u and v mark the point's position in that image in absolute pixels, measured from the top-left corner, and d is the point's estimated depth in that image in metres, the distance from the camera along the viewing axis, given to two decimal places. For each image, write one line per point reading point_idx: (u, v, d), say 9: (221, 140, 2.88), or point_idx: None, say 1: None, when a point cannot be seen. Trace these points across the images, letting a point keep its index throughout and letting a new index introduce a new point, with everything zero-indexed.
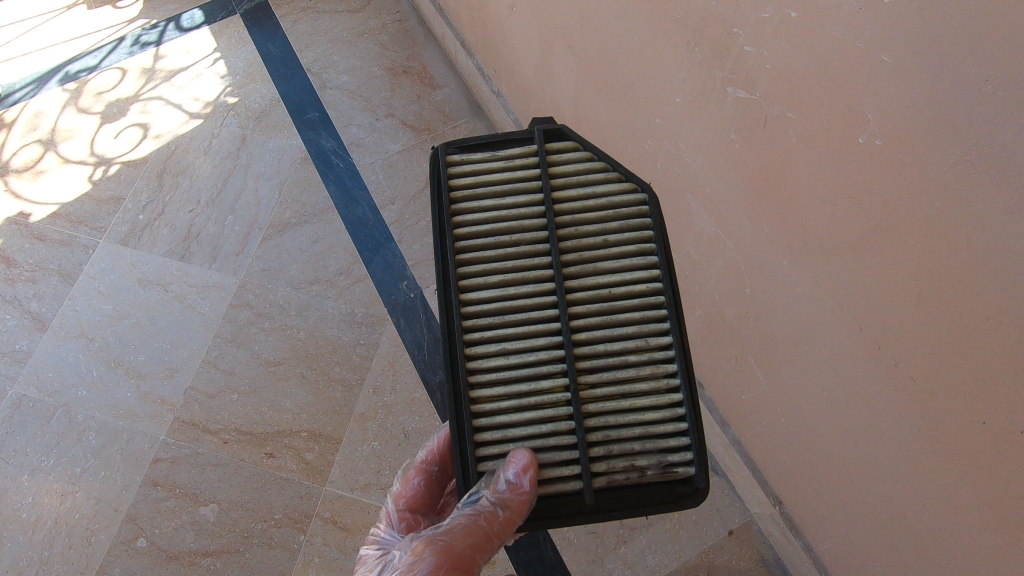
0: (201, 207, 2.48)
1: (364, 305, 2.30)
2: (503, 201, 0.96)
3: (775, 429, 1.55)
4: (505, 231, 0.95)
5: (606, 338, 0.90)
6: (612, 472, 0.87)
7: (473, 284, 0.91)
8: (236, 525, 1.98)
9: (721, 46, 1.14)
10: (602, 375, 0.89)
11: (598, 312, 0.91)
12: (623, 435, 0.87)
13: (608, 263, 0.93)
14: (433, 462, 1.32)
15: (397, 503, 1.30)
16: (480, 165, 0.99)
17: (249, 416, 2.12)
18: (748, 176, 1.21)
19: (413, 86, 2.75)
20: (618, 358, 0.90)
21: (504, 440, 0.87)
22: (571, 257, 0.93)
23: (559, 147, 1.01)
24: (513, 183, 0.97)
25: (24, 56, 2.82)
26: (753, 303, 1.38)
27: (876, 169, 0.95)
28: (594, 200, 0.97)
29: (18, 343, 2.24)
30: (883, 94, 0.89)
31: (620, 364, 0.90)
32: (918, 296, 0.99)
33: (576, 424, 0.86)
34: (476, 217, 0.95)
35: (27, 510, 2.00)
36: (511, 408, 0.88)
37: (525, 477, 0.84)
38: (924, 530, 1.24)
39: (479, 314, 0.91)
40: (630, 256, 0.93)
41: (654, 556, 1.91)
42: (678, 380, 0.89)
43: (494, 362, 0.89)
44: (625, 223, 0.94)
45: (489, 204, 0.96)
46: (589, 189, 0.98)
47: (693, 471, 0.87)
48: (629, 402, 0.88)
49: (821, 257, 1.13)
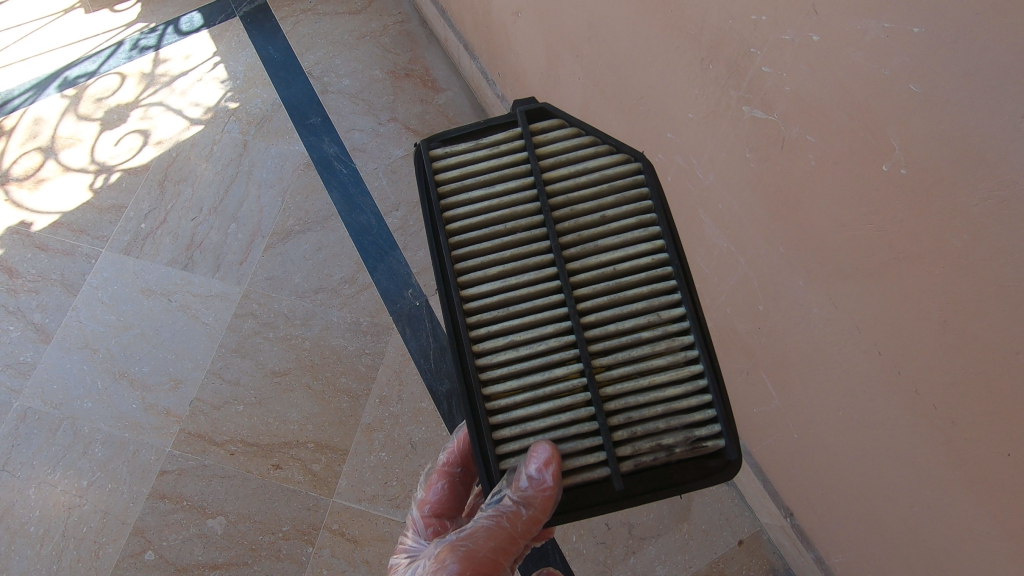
0: (204, 215, 2.46)
1: (369, 313, 2.29)
2: (494, 189, 0.92)
3: (787, 444, 1.54)
4: (500, 221, 0.92)
5: (615, 318, 0.87)
6: (640, 455, 0.84)
7: (473, 279, 0.88)
8: (244, 537, 1.97)
9: (737, 65, 1.12)
10: (614, 356, 0.86)
11: (605, 293, 0.88)
12: (645, 415, 0.84)
13: (609, 240, 0.90)
14: (456, 464, 1.28)
15: (422, 510, 1.27)
16: (464, 155, 0.95)
17: (255, 428, 2.11)
18: (764, 195, 1.19)
19: (415, 89, 2.72)
20: (630, 337, 0.86)
21: (524, 435, 0.85)
22: (572, 239, 0.90)
23: (543, 126, 0.97)
24: (503, 170, 0.93)
25: (22, 62, 2.79)
26: (766, 320, 1.36)
27: (900, 198, 0.93)
28: (587, 176, 0.93)
29: (22, 354, 2.23)
30: (908, 123, 0.87)
31: (632, 343, 0.86)
32: (940, 325, 0.96)
33: (595, 409, 0.84)
34: (468, 210, 0.91)
35: (35, 523, 2.00)
36: (526, 401, 0.85)
37: (548, 472, 0.81)
38: (941, 553, 1.22)
39: (481, 308, 0.87)
40: (633, 230, 0.90)
41: (664, 566, 1.90)
42: (695, 351, 0.86)
43: (502, 356, 0.85)
44: (626, 196, 0.90)
45: (481, 196, 0.92)
46: (581, 165, 0.94)
47: (723, 442, 0.84)
48: (647, 379, 0.85)
49: (839, 280, 1.11)
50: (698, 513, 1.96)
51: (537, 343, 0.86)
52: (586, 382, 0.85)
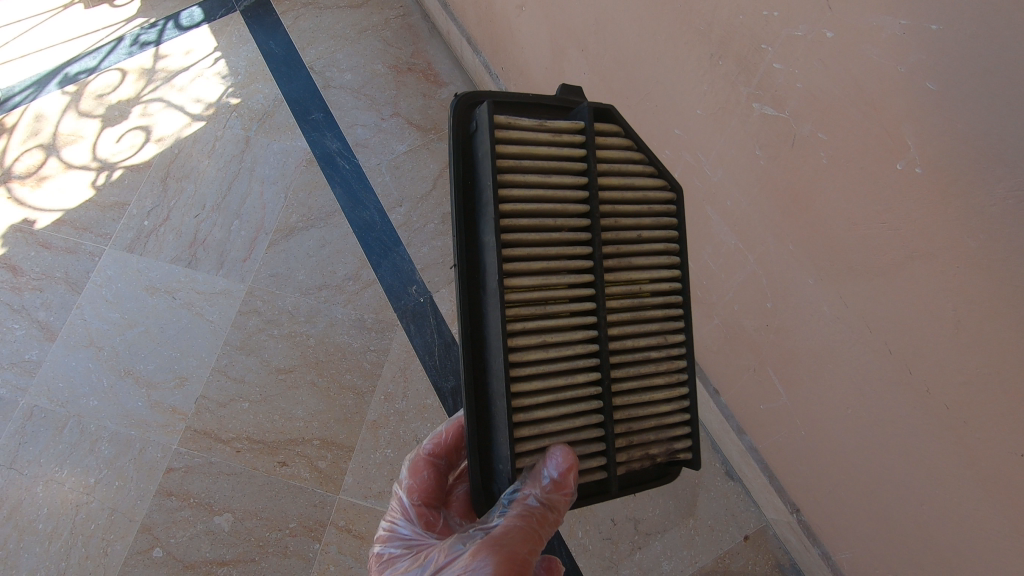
0: (207, 212, 2.45)
1: (373, 310, 2.28)
2: (550, 178, 0.89)
3: (795, 441, 1.53)
4: (549, 215, 0.89)
5: (630, 332, 0.93)
6: (628, 460, 0.94)
7: (517, 268, 0.86)
8: (251, 534, 1.98)
9: (748, 61, 1.10)
10: (629, 368, 0.92)
11: (624, 308, 0.94)
12: (640, 425, 0.93)
13: (637, 260, 0.94)
14: (442, 454, 1.29)
15: (412, 498, 1.26)
16: (528, 132, 0.90)
17: (261, 425, 2.12)
18: (774, 193, 1.18)
19: (418, 84, 2.70)
20: (641, 353, 0.94)
21: (540, 435, 0.87)
22: (608, 249, 0.93)
23: (603, 128, 0.96)
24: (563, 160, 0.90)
25: (22, 58, 2.77)
26: (775, 318, 1.35)
27: (914, 197, 0.91)
28: (631, 192, 0.95)
29: (27, 352, 2.23)
30: (924, 121, 0.86)
31: (642, 358, 0.94)
32: (954, 325, 0.95)
33: (607, 416, 0.89)
34: (524, 195, 0.87)
35: (43, 520, 2.01)
36: (547, 402, 0.87)
37: (568, 476, 0.86)
38: (949, 550, 1.23)
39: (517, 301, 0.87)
40: (659, 254, 0.96)
41: (670, 562, 1.90)
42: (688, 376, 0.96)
43: (535, 354, 0.86)
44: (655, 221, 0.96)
45: (535, 183, 0.88)
46: (627, 179, 0.96)
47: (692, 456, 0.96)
48: (649, 394, 0.93)
49: (850, 279, 1.10)
50: (704, 508, 1.96)
51: (570, 345, 0.88)
52: (603, 390, 0.89)
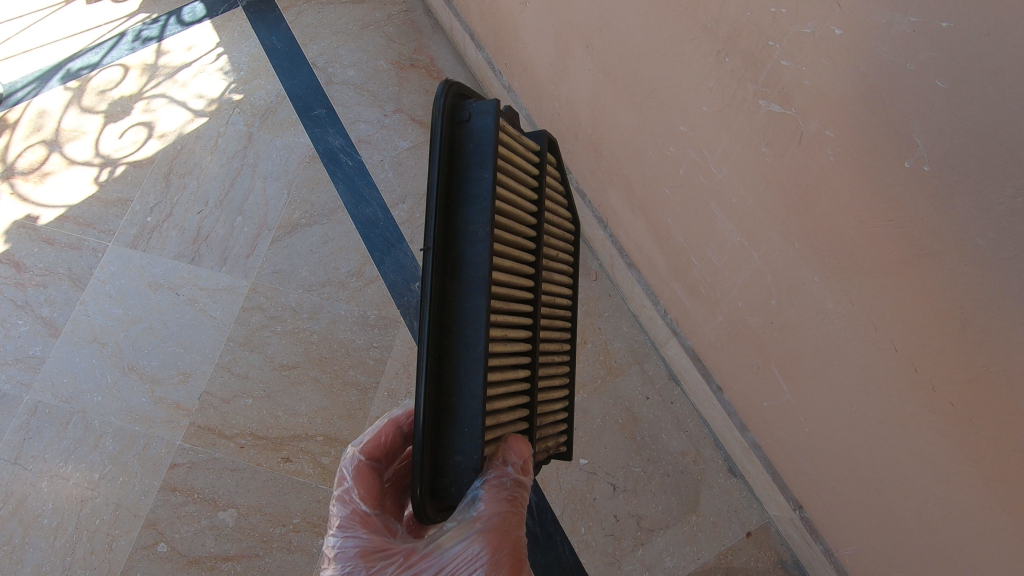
0: (210, 208, 2.45)
1: (376, 307, 2.28)
2: (518, 191, 1.05)
3: (798, 437, 1.53)
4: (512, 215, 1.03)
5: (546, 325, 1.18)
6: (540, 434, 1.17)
7: (496, 266, 0.97)
8: (255, 529, 1.99)
9: (755, 58, 1.10)
10: (544, 363, 1.15)
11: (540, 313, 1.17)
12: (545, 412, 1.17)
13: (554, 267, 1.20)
14: (382, 457, 1.25)
15: (369, 507, 1.19)
16: (511, 137, 1.02)
17: (265, 421, 2.12)
18: (780, 190, 1.18)
19: (421, 80, 2.69)
20: (548, 352, 1.18)
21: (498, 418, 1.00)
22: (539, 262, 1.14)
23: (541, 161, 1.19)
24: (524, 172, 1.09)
25: (24, 54, 2.76)
26: (780, 315, 1.35)
27: (921, 194, 0.91)
28: (551, 219, 1.21)
29: (31, 348, 2.23)
30: (933, 118, 0.85)
31: (548, 356, 1.18)
32: (961, 322, 0.95)
33: (534, 405, 1.08)
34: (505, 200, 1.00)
35: (48, 515, 2.01)
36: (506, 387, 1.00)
37: (526, 458, 1.04)
38: (952, 548, 1.23)
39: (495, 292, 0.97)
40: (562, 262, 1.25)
41: (672, 558, 1.91)
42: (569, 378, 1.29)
43: (501, 345, 0.98)
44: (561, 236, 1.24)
45: (510, 185, 1.01)
46: (551, 209, 1.21)
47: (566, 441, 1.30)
48: (550, 386, 1.18)
49: (856, 276, 1.10)
50: (706, 505, 1.97)
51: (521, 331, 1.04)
52: (533, 382, 1.08)
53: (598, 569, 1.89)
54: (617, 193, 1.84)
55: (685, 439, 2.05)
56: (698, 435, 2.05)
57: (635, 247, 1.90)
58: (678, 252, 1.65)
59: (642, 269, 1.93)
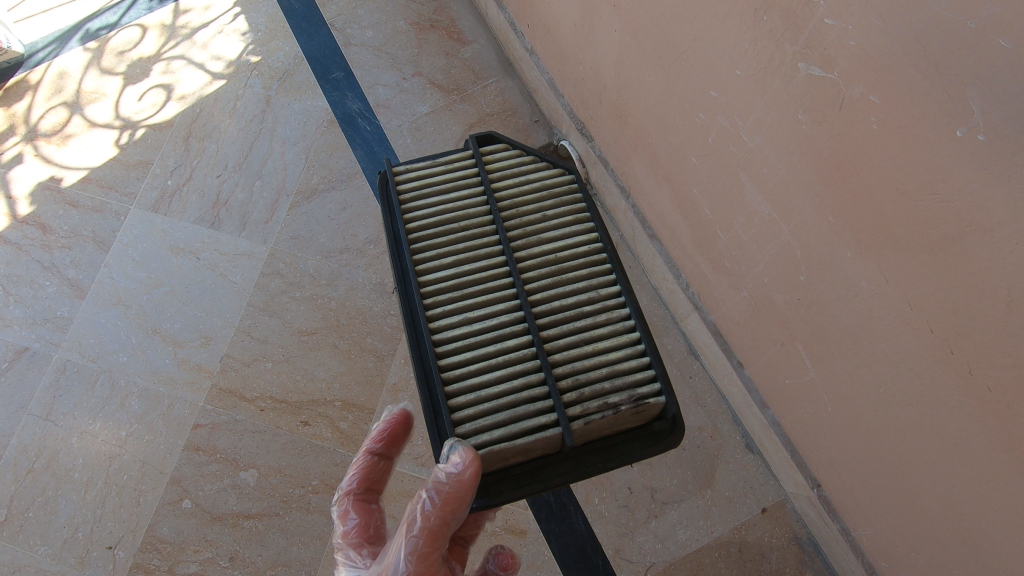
0: (229, 172, 2.45)
1: (394, 275, 2.27)
2: (531, 233, 1.21)
3: (820, 416, 1.51)
4: (453, 222, 1.21)
5: (598, 308, 1.14)
6: (588, 414, 1.04)
7: (539, 295, 1.14)
8: (276, 489, 2.04)
9: (797, 17, 1.04)
10: (616, 335, 1.11)
11: (606, 283, 1.16)
12: (642, 370, 1.08)
13: (549, 235, 1.22)
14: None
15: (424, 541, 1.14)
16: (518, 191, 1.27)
17: (285, 385, 2.15)
18: (816, 159, 1.12)
19: (441, 42, 2.62)
20: (620, 320, 1.13)
21: (477, 401, 1.05)
22: (592, 248, 1.19)
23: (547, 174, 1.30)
24: (488, 203, 1.23)
25: (44, 13, 2.74)
26: (808, 292, 1.31)
27: (975, 166, 0.85)
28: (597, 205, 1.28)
29: (59, 309, 2.28)
30: (994, 83, 0.79)
31: (623, 325, 1.13)
32: (1006, 304, 0.90)
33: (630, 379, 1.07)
34: (529, 249, 1.19)
35: (80, 470, 2.09)
36: (480, 371, 1.07)
37: None
38: (981, 535, 1.19)
39: (445, 288, 1.14)
40: (566, 224, 1.23)
41: (686, 531, 1.92)
42: (632, 322, 1.12)
43: (567, 356, 1.09)
44: (570, 229, 1.21)
45: (531, 235, 1.21)
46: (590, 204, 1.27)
47: (664, 398, 1.06)
48: (636, 350, 1.10)
49: (894, 254, 1.04)
50: (722, 480, 1.97)
51: (518, 325, 1.12)
52: (625, 358, 1.09)
53: (611, 539, 1.93)
54: (643, 163, 1.82)
55: (702, 414, 2.04)
56: (716, 411, 2.04)
57: (658, 218, 1.89)
58: (704, 224, 1.61)
59: (665, 241, 1.92)
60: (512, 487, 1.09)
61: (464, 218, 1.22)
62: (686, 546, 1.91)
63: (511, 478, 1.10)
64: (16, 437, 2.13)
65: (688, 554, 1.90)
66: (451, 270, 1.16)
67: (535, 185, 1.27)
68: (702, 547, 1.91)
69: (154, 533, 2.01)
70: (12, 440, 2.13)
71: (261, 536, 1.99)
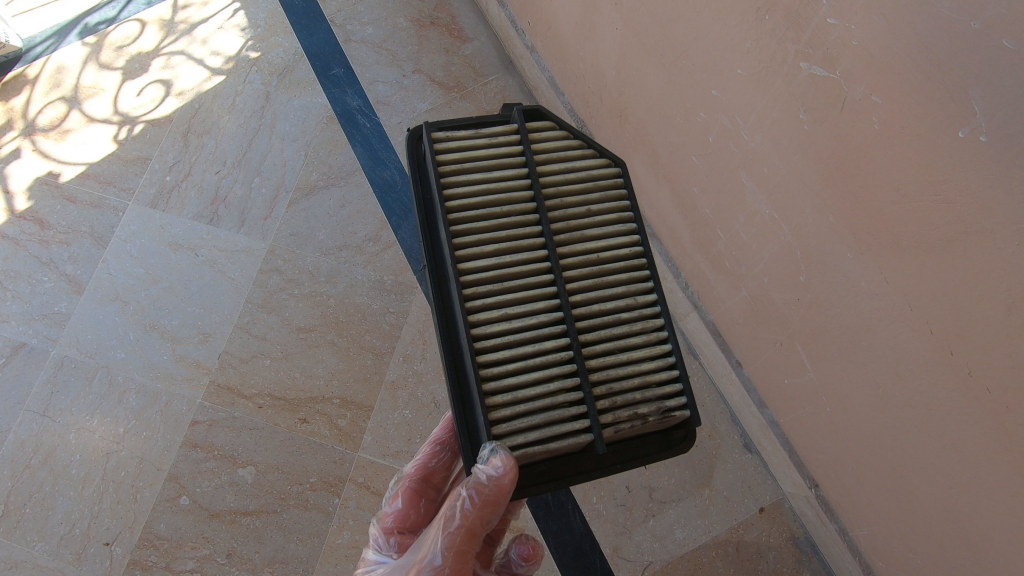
0: (228, 168, 2.44)
1: (393, 272, 2.27)
2: (573, 225, 1.13)
3: (819, 416, 1.51)
4: (494, 206, 1.11)
5: (634, 312, 1.10)
6: (618, 422, 1.03)
7: (579, 293, 1.09)
8: (273, 486, 2.03)
9: (800, 16, 1.04)
10: (651, 341, 1.09)
11: (643, 286, 1.11)
12: (670, 380, 1.07)
13: (592, 231, 1.14)
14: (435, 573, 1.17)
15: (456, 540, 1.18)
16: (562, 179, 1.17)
17: (283, 382, 2.15)
18: (818, 160, 1.11)
19: (441, 39, 2.61)
20: (655, 326, 1.09)
21: (514, 401, 1.01)
22: (633, 249, 1.13)
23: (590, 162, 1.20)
24: (533, 187, 1.13)
25: (42, 7, 2.73)
26: (807, 292, 1.31)
27: (977, 167, 0.85)
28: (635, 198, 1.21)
29: (56, 304, 2.28)
30: (997, 84, 0.79)
31: (659, 334, 1.09)
32: (1007, 305, 0.90)
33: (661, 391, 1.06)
34: (569, 241, 1.12)
35: (77, 466, 2.09)
36: (518, 371, 1.02)
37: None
38: (979, 536, 1.19)
39: (487, 279, 1.06)
40: (609, 222, 1.16)
41: (683, 530, 1.93)
42: (665, 332, 1.09)
43: (603, 359, 1.06)
44: (613, 229, 1.14)
45: (571, 226, 1.13)
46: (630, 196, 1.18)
47: (688, 413, 1.06)
48: (668, 360, 1.08)
49: (895, 255, 1.04)
50: (720, 479, 1.97)
51: (558, 326, 1.06)
52: (658, 367, 1.07)
53: (609, 538, 1.93)
54: (643, 162, 1.82)
55: (701, 413, 2.04)
56: (714, 410, 2.04)
57: (658, 218, 1.89)
58: (704, 223, 1.61)
59: (664, 240, 1.92)
60: (535, 481, 1.07)
61: (506, 202, 1.12)
62: (684, 545, 1.91)
63: (534, 473, 1.07)
64: (13, 432, 2.13)
65: (685, 553, 1.91)
66: (494, 261, 1.07)
67: (581, 176, 1.17)
68: (700, 546, 1.91)
69: (151, 529, 2.01)
70: (8, 436, 2.12)
71: (258, 533, 1.99)
